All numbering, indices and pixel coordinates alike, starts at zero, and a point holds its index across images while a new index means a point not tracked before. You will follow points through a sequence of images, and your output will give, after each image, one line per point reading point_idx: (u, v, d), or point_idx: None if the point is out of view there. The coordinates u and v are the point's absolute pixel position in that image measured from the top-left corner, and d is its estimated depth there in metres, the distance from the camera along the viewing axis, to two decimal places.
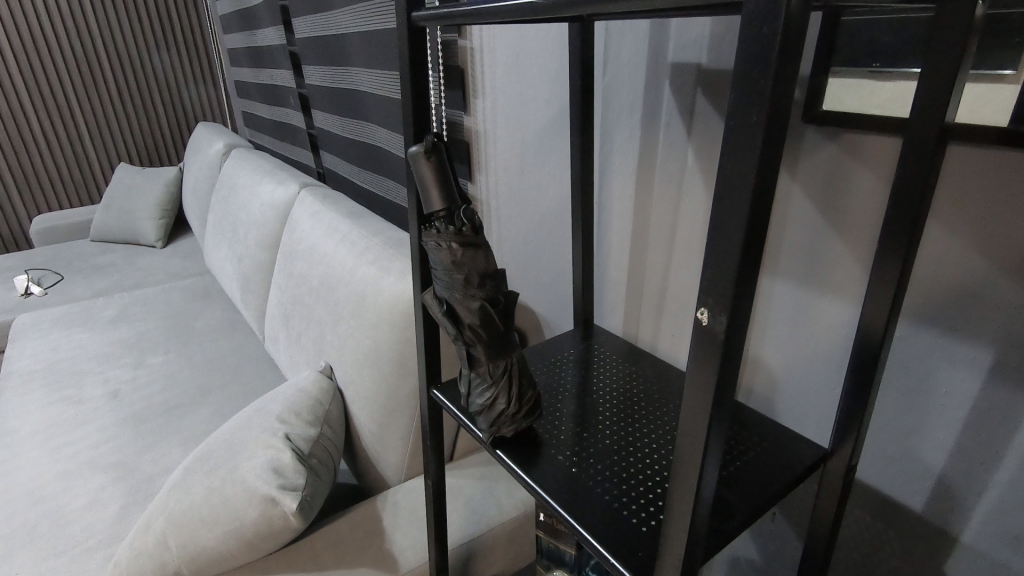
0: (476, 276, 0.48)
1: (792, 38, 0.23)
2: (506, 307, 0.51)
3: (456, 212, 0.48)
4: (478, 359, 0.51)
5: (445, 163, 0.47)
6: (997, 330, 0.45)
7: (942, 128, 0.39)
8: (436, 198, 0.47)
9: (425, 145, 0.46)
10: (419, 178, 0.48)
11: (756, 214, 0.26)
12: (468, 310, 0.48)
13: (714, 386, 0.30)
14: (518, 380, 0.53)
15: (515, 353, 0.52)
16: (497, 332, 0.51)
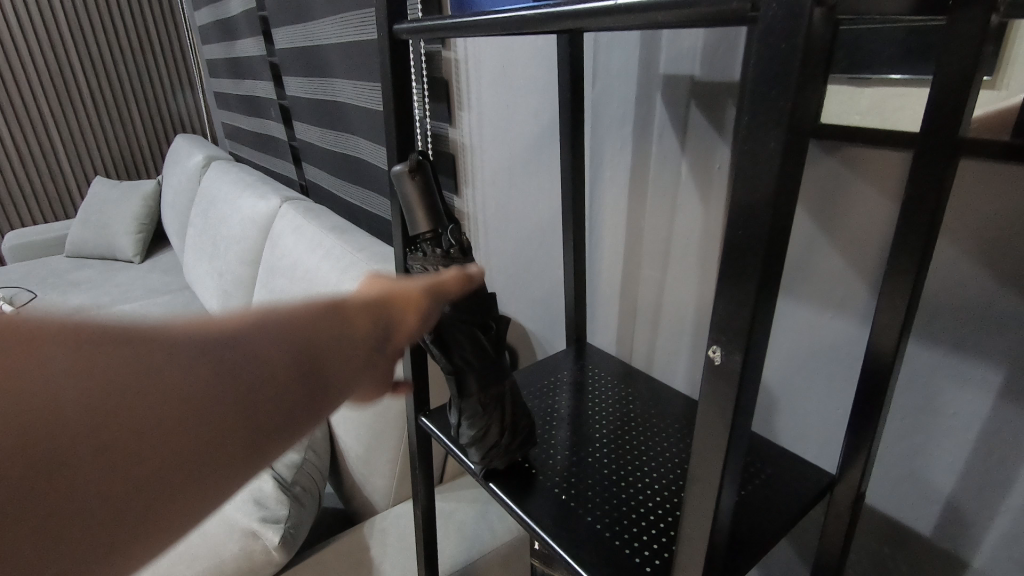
0: (465, 300, 0.45)
1: (815, 54, 0.21)
2: (497, 332, 0.49)
3: (443, 233, 0.45)
4: (468, 388, 0.49)
5: (432, 183, 0.45)
6: (1009, 349, 0.43)
7: (955, 143, 0.37)
8: (422, 219, 0.45)
9: (408, 164, 0.44)
10: (403, 199, 0.45)
11: (773, 242, 0.24)
12: (457, 337, 0.46)
13: (729, 426, 0.28)
14: (510, 408, 0.51)
15: (506, 380, 0.50)
16: (489, 359, 0.48)
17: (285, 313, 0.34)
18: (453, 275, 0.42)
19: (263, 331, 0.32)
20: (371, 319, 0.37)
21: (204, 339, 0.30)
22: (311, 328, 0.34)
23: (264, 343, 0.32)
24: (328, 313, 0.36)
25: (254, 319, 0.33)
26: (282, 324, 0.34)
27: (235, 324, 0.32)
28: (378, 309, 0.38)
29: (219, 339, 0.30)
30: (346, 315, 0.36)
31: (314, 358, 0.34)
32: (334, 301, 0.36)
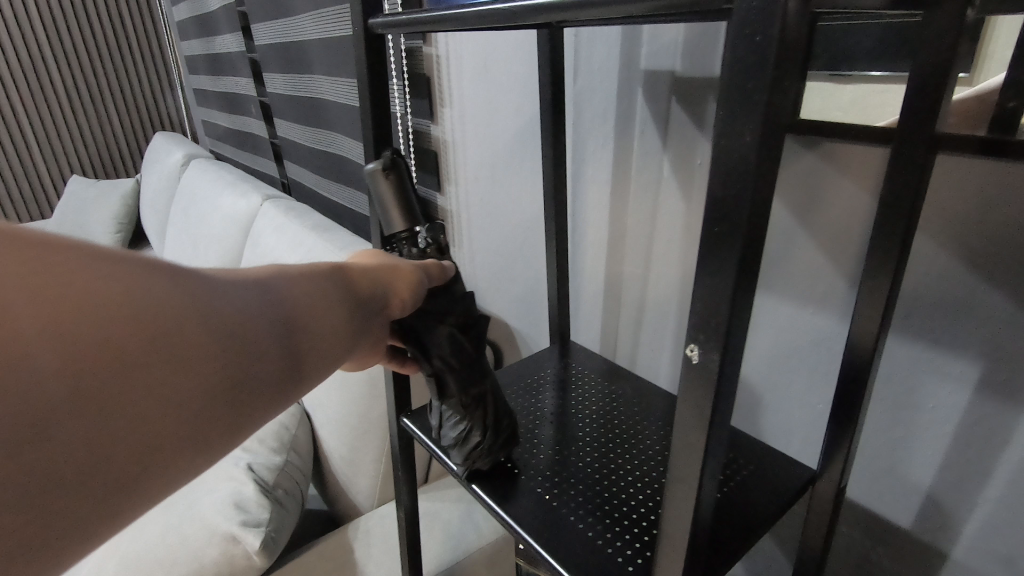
0: (445, 298, 0.45)
1: (791, 46, 0.21)
2: (478, 328, 0.49)
3: (422, 233, 0.45)
4: (450, 388, 0.48)
5: (407, 181, 0.44)
6: (987, 344, 0.44)
7: (931, 138, 0.37)
8: (399, 220, 0.44)
9: (383, 162, 0.43)
10: (377, 198, 0.44)
11: (750, 239, 0.24)
12: (437, 337, 0.45)
13: (708, 424, 0.28)
14: (491, 404, 0.50)
15: (485, 380, 0.50)
16: (470, 358, 0.48)
17: (291, 272, 0.31)
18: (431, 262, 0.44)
19: (268, 288, 0.29)
20: (361, 302, 0.35)
21: (213, 286, 0.26)
22: (314, 298, 0.31)
23: (271, 303, 0.29)
24: (326, 283, 0.33)
25: (258, 276, 0.30)
26: (281, 281, 0.30)
27: (231, 278, 0.28)
28: (374, 284, 0.37)
29: (225, 290, 0.27)
30: (341, 292, 0.34)
31: (313, 332, 0.31)
32: (331, 270, 0.35)
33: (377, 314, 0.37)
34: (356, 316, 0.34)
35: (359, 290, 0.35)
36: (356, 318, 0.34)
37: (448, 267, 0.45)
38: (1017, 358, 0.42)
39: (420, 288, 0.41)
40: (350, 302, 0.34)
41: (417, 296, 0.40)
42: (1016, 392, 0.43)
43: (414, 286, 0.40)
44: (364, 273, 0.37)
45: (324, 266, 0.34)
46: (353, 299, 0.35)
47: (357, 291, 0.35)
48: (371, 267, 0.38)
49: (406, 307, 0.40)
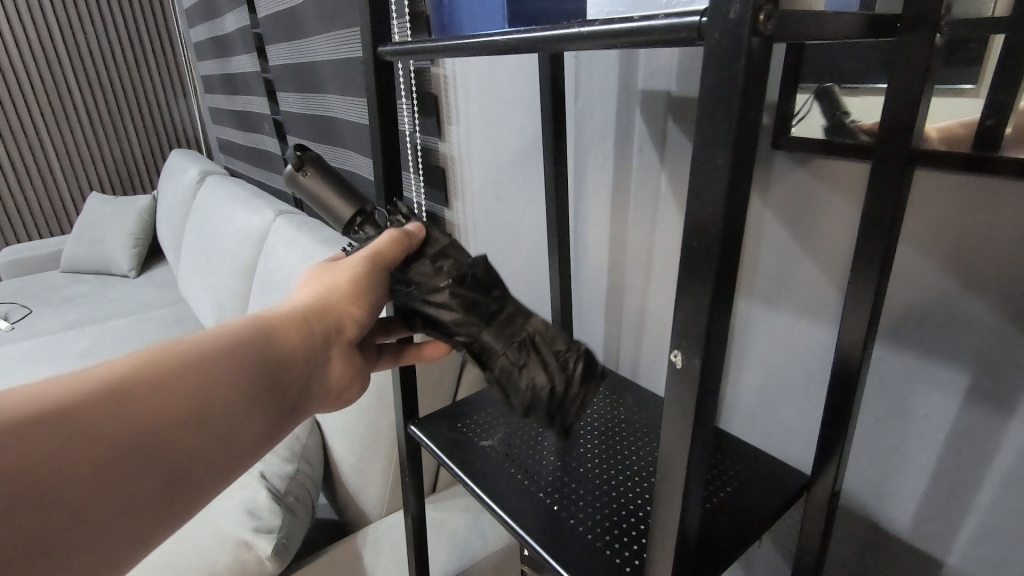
0: (429, 260, 0.43)
1: (755, 78, 0.23)
2: (482, 273, 0.43)
3: (367, 209, 0.46)
4: (490, 349, 0.42)
5: (326, 166, 0.45)
6: (973, 352, 0.45)
7: (909, 154, 0.39)
8: (341, 205, 0.45)
9: (293, 162, 0.45)
10: (312, 198, 0.45)
11: (725, 251, 0.26)
12: (442, 302, 0.42)
13: (691, 426, 0.30)
14: (546, 349, 0.42)
15: (525, 321, 0.43)
16: (490, 310, 0.43)
17: (223, 352, 0.37)
18: (393, 235, 0.42)
19: (200, 382, 0.35)
20: (303, 348, 0.42)
21: (145, 404, 0.33)
22: (250, 373, 0.38)
23: (204, 397, 0.35)
24: (262, 350, 0.39)
25: (191, 368, 0.35)
26: (213, 368, 0.36)
27: (164, 384, 0.34)
28: (316, 323, 0.43)
29: (159, 403, 0.33)
30: (280, 349, 0.40)
31: (255, 404, 0.38)
32: (267, 326, 0.40)
33: (323, 350, 0.43)
34: (299, 367, 0.41)
35: (298, 340, 0.41)
36: (296, 368, 0.41)
37: (412, 234, 0.43)
38: (1003, 366, 0.44)
39: (374, 286, 0.43)
40: (290, 355, 0.41)
41: (365, 307, 0.44)
42: (1003, 399, 0.44)
43: (360, 294, 0.43)
44: (305, 317, 0.42)
45: (258, 326, 0.40)
46: (293, 351, 0.41)
47: (296, 340, 0.41)
48: (313, 305, 0.43)
49: (357, 321, 0.44)
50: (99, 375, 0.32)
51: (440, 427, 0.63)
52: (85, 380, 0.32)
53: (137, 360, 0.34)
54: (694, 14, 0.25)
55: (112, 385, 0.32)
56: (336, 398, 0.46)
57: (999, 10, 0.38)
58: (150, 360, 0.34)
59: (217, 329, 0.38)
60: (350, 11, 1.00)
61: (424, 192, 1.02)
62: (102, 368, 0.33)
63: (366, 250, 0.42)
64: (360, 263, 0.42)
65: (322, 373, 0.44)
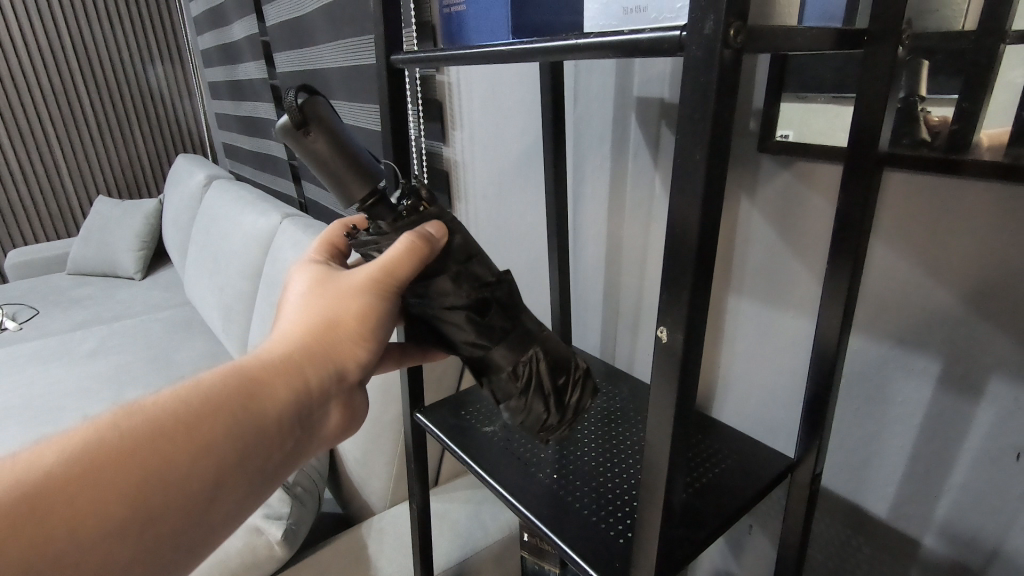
0: (449, 276, 0.41)
1: (728, 82, 0.26)
2: (502, 296, 0.43)
3: (381, 189, 0.41)
4: (496, 369, 0.43)
5: (332, 126, 0.40)
6: (943, 341, 0.48)
7: (878, 155, 0.42)
8: (352, 182, 0.40)
9: (291, 117, 0.39)
10: (315, 161, 0.40)
11: (704, 239, 0.29)
12: (453, 322, 0.42)
13: (676, 398, 0.33)
14: (550, 374, 0.44)
15: (533, 346, 0.44)
16: (503, 332, 0.43)
17: (190, 423, 0.34)
18: (407, 243, 0.39)
19: (162, 464, 0.32)
20: (293, 407, 0.38)
21: (97, 497, 0.30)
22: (233, 440, 0.35)
23: (166, 480, 0.32)
24: (241, 417, 0.36)
25: (150, 448, 0.32)
26: (176, 447, 0.33)
27: (119, 472, 0.31)
28: (311, 370, 0.39)
29: (111, 493, 0.31)
30: (266, 410, 0.37)
31: (240, 470, 0.35)
32: (250, 382, 0.37)
33: (319, 402, 0.40)
34: (288, 426, 0.38)
35: (298, 386, 0.38)
36: (285, 429, 0.38)
37: (434, 237, 0.40)
38: (971, 354, 0.47)
39: (381, 314, 0.41)
40: (278, 415, 0.37)
41: (371, 343, 0.41)
42: (972, 385, 0.47)
43: (366, 328, 0.41)
44: (297, 366, 0.39)
45: (237, 385, 0.36)
46: (283, 410, 0.37)
47: (286, 397, 0.38)
48: (308, 348, 0.39)
49: (360, 360, 0.41)
50: (46, 459, 0.30)
51: (444, 415, 0.67)
52: (31, 467, 0.30)
53: (88, 438, 0.32)
54: (676, 29, 0.28)
55: (56, 476, 0.30)
56: (339, 442, 0.44)
57: (967, 24, 0.42)
58: (103, 439, 0.32)
59: (190, 387, 0.35)
60: (358, 21, 1.04)
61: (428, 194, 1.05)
62: (52, 446, 0.31)
63: (376, 269, 0.40)
64: (367, 288, 0.40)
65: (319, 424, 0.41)
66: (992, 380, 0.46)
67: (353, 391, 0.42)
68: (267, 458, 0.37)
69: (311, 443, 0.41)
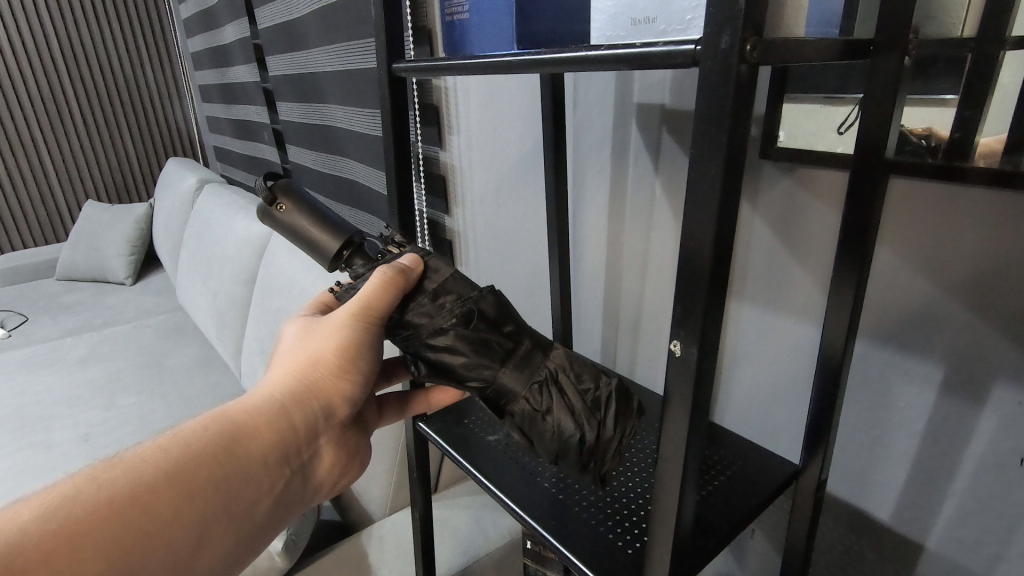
0: (429, 296, 0.43)
1: (744, 95, 0.26)
2: (491, 310, 0.42)
3: (353, 241, 0.46)
4: (510, 391, 0.42)
5: (301, 198, 0.46)
6: (945, 347, 0.49)
7: (885, 162, 0.43)
8: (324, 239, 0.44)
9: (265, 198, 0.45)
10: (292, 230, 0.45)
11: (718, 253, 0.29)
12: (448, 346, 0.41)
13: (690, 409, 0.33)
14: (571, 386, 0.42)
15: (544, 360, 0.43)
16: (504, 350, 0.42)
17: (172, 471, 0.36)
18: (382, 277, 0.41)
19: (144, 513, 0.34)
20: (276, 449, 0.40)
21: (73, 551, 0.31)
22: (223, 481, 0.37)
23: (148, 529, 0.34)
24: (224, 462, 0.38)
25: (142, 496, 0.34)
26: (159, 496, 0.35)
27: (97, 523, 0.32)
28: (297, 411, 0.41)
29: (91, 545, 0.32)
30: (248, 454, 0.39)
31: (232, 509, 0.38)
32: (236, 427, 0.39)
33: (305, 442, 0.42)
34: (272, 468, 0.40)
35: (283, 428, 0.41)
36: (270, 471, 0.40)
37: (408, 269, 0.42)
38: (974, 360, 0.47)
39: (366, 350, 0.43)
40: (263, 458, 0.39)
41: (357, 378, 0.44)
42: (975, 390, 0.48)
43: (349, 365, 0.43)
44: (282, 408, 0.41)
45: (219, 431, 0.38)
46: (266, 452, 0.40)
47: (269, 439, 0.40)
48: (292, 390, 0.42)
49: (348, 396, 0.44)
50: (22, 515, 0.32)
51: (445, 424, 0.66)
52: (6, 524, 0.31)
53: (67, 493, 0.33)
54: (689, 43, 0.28)
55: (32, 532, 0.31)
56: (338, 481, 0.46)
57: (967, 30, 0.43)
58: (83, 492, 0.33)
59: (171, 437, 0.37)
60: (353, 25, 1.03)
61: (425, 199, 1.04)
62: (29, 503, 0.32)
63: (354, 303, 0.41)
64: (348, 322, 0.42)
65: (307, 466, 0.43)
66: (995, 385, 0.46)
67: (340, 432, 0.45)
68: (253, 502, 0.39)
69: (299, 487, 0.43)
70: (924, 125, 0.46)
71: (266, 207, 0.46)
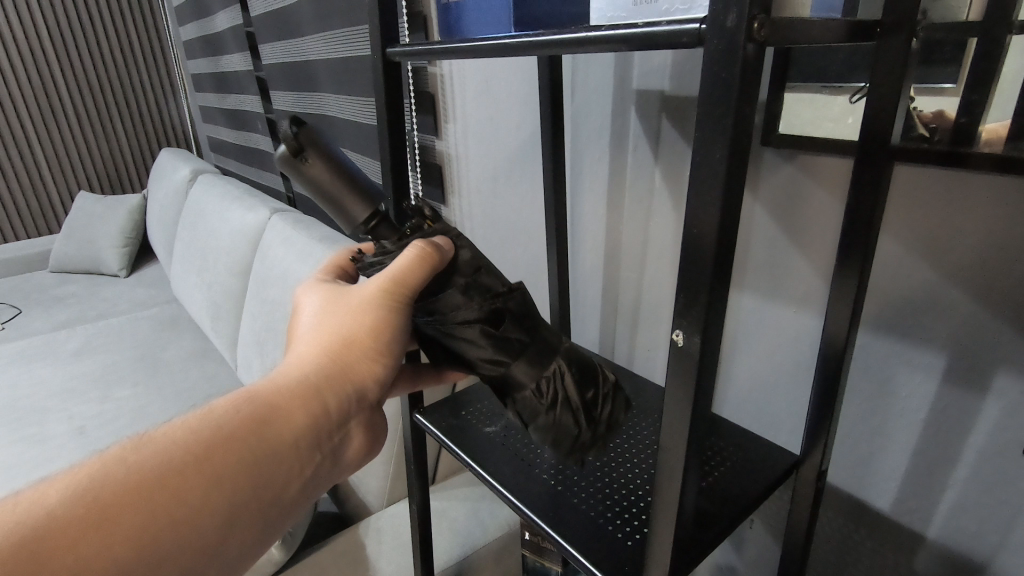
0: (460, 289, 0.42)
1: (750, 78, 0.26)
2: (518, 308, 0.42)
3: (381, 209, 0.44)
4: (517, 383, 0.42)
5: (329, 152, 0.41)
6: (948, 336, 0.48)
7: (889, 147, 0.42)
8: (355, 206, 0.42)
9: (289, 146, 0.40)
10: (316, 187, 0.41)
11: (723, 240, 0.28)
12: (471, 338, 0.41)
13: (693, 401, 0.32)
14: (576, 387, 0.43)
15: (557, 359, 0.43)
16: (520, 345, 0.42)
17: (201, 454, 0.35)
18: (416, 252, 0.40)
19: (174, 498, 0.33)
20: (308, 433, 0.39)
21: (103, 535, 0.31)
22: (253, 464, 0.36)
23: (175, 514, 0.33)
24: (254, 445, 0.37)
25: (168, 479, 0.33)
26: (187, 480, 0.34)
27: (126, 506, 0.32)
28: (329, 393, 0.40)
29: (120, 528, 0.31)
30: (279, 438, 0.38)
31: (262, 493, 0.37)
32: (266, 409, 0.38)
33: (337, 424, 0.41)
34: (304, 452, 0.39)
35: (313, 412, 0.39)
36: (302, 455, 0.39)
37: (442, 247, 0.41)
38: (978, 348, 0.47)
39: (397, 328, 0.42)
40: (294, 441, 0.38)
41: (388, 360, 0.43)
42: (977, 379, 0.47)
43: (381, 344, 0.42)
44: (314, 389, 0.40)
45: (250, 412, 0.37)
46: (298, 436, 0.39)
47: (302, 421, 0.39)
48: (324, 369, 0.41)
49: (379, 377, 0.43)
50: (50, 497, 0.31)
51: (443, 415, 0.66)
52: (35, 507, 0.30)
53: (95, 474, 0.32)
54: (694, 22, 0.27)
55: (61, 515, 0.30)
56: (366, 461, 0.45)
57: (972, 15, 0.41)
58: (111, 474, 0.32)
59: (201, 417, 0.37)
60: (347, 12, 1.01)
61: (421, 188, 1.03)
62: (56, 484, 0.32)
63: (386, 278, 0.40)
64: (379, 299, 0.41)
65: (338, 449, 0.42)
66: (999, 374, 0.46)
67: (371, 412, 0.43)
68: (283, 486, 0.38)
69: (330, 469, 0.42)
70: (933, 111, 0.45)
71: (286, 154, 0.40)
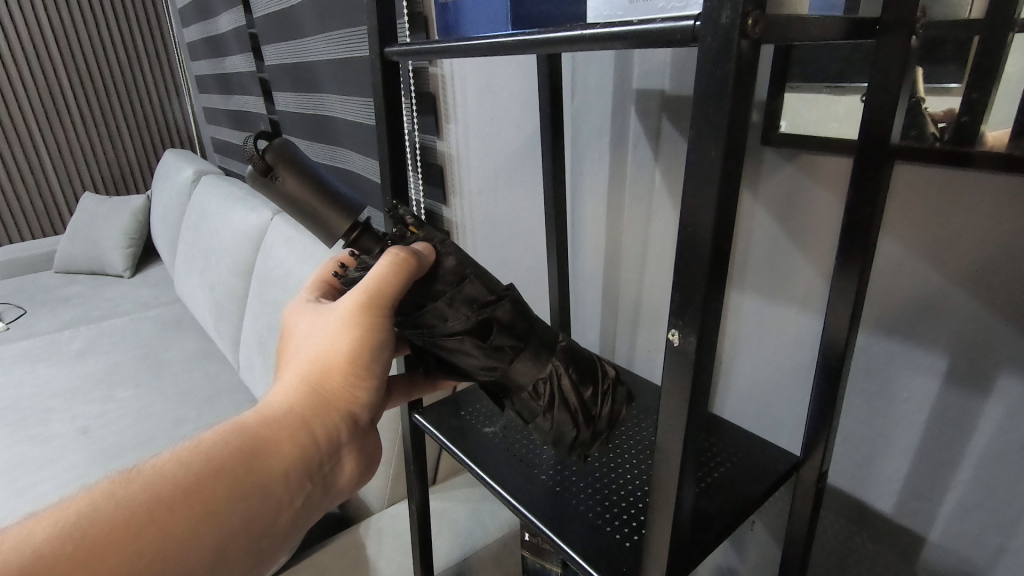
0: (445, 298, 0.41)
1: (745, 75, 0.25)
2: (507, 317, 0.41)
3: (361, 221, 0.44)
4: (515, 384, 0.42)
5: (299, 165, 0.42)
6: (950, 337, 0.48)
7: (890, 146, 0.41)
8: (333, 217, 0.42)
9: (256, 165, 0.41)
10: (290, 201, 0.42)
11: (719, 238, 0.28)
12: (459, 347, 0.41)
13: (688, 402, 0.32)
14: (573, 388, 0.42)
15: (553, 359, 0.42)
16: (513, 351, 0.41)
17: (190, 487, 0.35)
18: (390, 261, 0.39)
19: (163, 533, 0.33)
20: (297, 461, 0.39)
21: (90, 573, 0.30)
22: (242, 496, 0.37)
23: (164, 549, 0.33)
24: (242, 476, 0.37)
25: (157, 514, 0.33)
26: (176, 514, 0.34)
27: (116, 541, 0.32)
28: (317, 422, 0.41)
29: (111, 563, 0.31)
30: (268, 468, 0.38)
31: (251, 525, 0.37)
32: (255, 440, 0.38)
33: (326, 452, 0.41)
34: (293, 482, 0.39)
35: (300, 440, 0.40)
36: (291, 485, 0.39)
37: (421, 255, 0.41)
38: (980, 349, 0.46)
39: (378, 351, 0.42)
40: (282, 471, 0.39)
41: (372, 384, 0.43)
42: (980, 380, 0.47)
43: (362, 368, 0.42)
44: (300, 418, 0.40)
45: (237, 444, 0.38)
46: (288, 466, 0.39)
47: (290, 451, 0.39)
48: (309, 397, 0.41)
49: (364, 401, 0.43)
50: (38, 535, 0.31)
51: (442, 415, 0.65)
52: (21, 545, 0.30)
53: (83, 510, 0.32)
54: (689, 19, 0.27)
55: (49, 553, 0.30)
56: (357, 488, 0.46)
57: (974, 13, 0.41)
58: (99, 510, 0.32)
59: (190, 449, 0.37)
60: (349, 12, 1.01)
61: (422, 188, 1.03)
62: (44, 521, 0.31)
63: (363, 294, 0.40)
64: (358, 321, 0.41)
65: (328, 476, 0.42)
66: (1001, 375, 0.45)
67: (361, 437, 0.44)
68: (273, 516, 0.38)
69: (321, 497, 0.42)
70: (944, 110, 0.44)
71: (256, 174, 0.41)
